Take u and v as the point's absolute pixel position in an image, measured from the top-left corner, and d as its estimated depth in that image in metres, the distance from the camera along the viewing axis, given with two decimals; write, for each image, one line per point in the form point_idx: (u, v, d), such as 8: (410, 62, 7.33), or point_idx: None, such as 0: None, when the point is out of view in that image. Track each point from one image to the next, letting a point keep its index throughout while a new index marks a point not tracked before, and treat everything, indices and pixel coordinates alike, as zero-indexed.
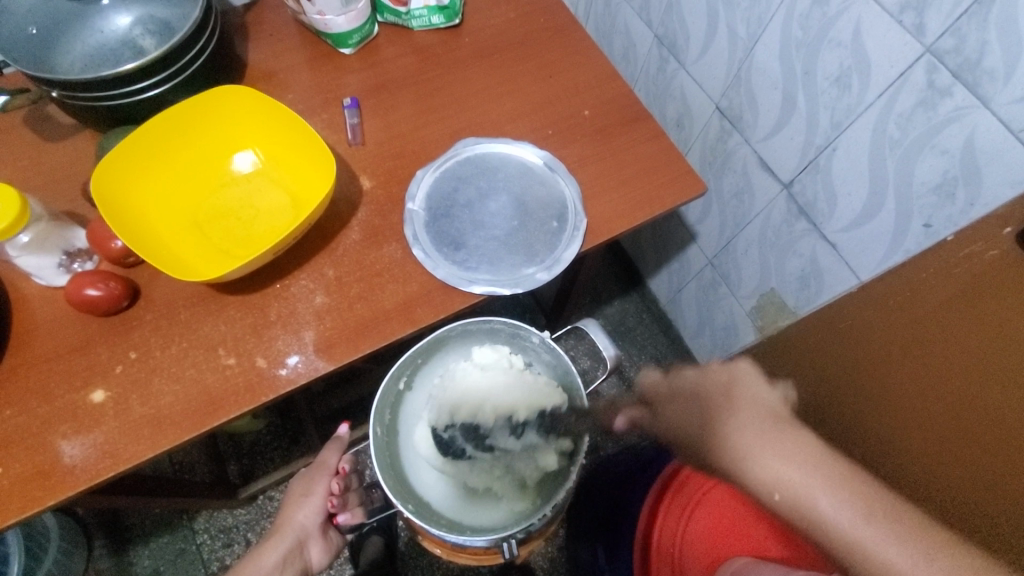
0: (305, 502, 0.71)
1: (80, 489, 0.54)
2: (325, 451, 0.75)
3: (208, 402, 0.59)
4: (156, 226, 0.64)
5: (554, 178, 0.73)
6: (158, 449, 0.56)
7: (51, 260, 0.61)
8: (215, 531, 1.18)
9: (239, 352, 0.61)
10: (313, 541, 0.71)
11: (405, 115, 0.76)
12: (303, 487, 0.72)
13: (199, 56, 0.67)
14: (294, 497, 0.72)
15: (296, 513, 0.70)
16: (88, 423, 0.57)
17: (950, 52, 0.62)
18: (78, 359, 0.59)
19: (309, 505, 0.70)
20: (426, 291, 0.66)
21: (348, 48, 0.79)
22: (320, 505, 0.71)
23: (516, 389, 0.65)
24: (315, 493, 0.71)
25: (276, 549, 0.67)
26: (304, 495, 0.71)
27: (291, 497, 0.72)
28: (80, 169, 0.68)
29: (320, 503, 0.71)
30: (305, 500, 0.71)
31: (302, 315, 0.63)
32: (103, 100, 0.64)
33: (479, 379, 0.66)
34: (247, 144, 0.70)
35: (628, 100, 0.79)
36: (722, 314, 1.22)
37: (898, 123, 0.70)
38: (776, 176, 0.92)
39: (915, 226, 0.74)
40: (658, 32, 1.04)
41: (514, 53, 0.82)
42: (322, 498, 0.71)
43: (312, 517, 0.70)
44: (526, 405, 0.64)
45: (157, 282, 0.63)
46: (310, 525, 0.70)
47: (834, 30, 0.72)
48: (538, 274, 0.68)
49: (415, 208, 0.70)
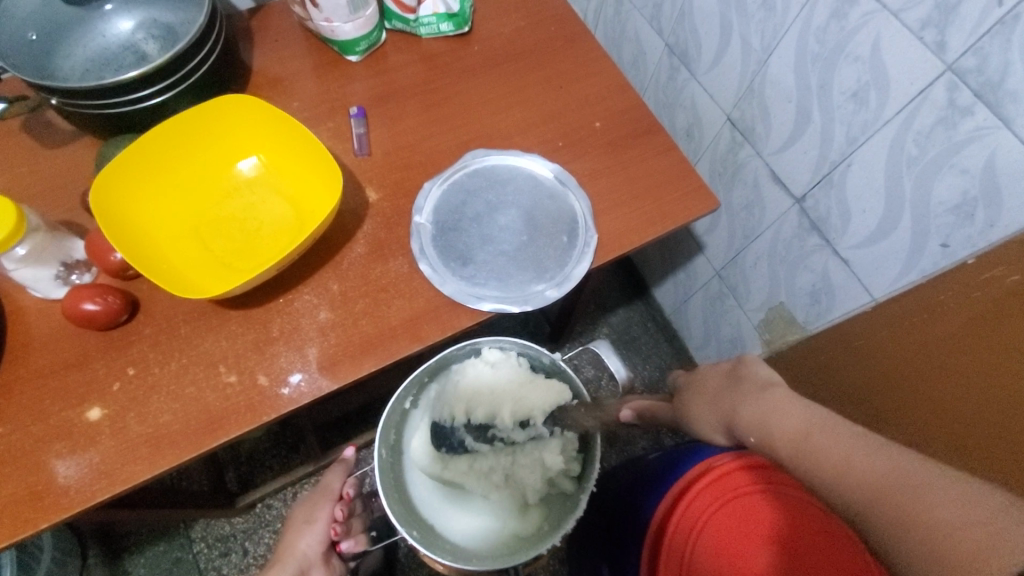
0: (308, 529, 0.68)
1: (75, 511, 0.53)
2: (327, 477, 0.73)
3: (208, 421, 0.57)
4: (157, 238, 0.62)
5: (565, 192, 0.71)
6: (156, 470, 0.55)
7: (48, 272, 0.59)
8: (212, 540, 1.16)
9: (240, 369, 0.59)
10: (316, 572, 0.67)
11: (412, 125, 0.75)
12: (305, 514, 0.70)
13: (203, 63, 0.66)
14: (296, 526, 0.70)
15: (298, 542, 0.67)
16: (84, 442, 0.55)
17: (972, 71, 0.60)
18: (74, 375, 0.58)
19: (312, 532, 0.68)
20: (433, 307, 0.64)
21: (355, 56, 0.77)
22: (322, 533, 0.68)
23: (526, 386, 0.61)
24: (318, 519, 0.69)
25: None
26: (306, 522, 0.69)
27: (294, 526, 0.70)
28: (79, 178, 0.67)
29: (323, 529, 0.68)
30: (307, 527, 0.69)
31: (306, 331, 0.62)
32: (103, 108, 0.62)
33: (488, 375, 0.62)
34: (251, 154, 0.68)
35: (640, 112, 0.77)
36: (729, 325, 1.20)
37: (917, 141, 0.69)
38: (788, 190, 0.90)
39: (932, 245, 0.72)
40: (669, 41, 1.02)
41: (524, 63, 0.80)
42: (325, 524, 0.69)
43: (315, 545, 0.68)
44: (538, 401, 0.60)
45: (157, 296, 0.62)
46: (312, 554, 0.67)
47: (852, 44, 0.71)
48: (547, 291, 0.66)
49: (422, 221, 0.68)
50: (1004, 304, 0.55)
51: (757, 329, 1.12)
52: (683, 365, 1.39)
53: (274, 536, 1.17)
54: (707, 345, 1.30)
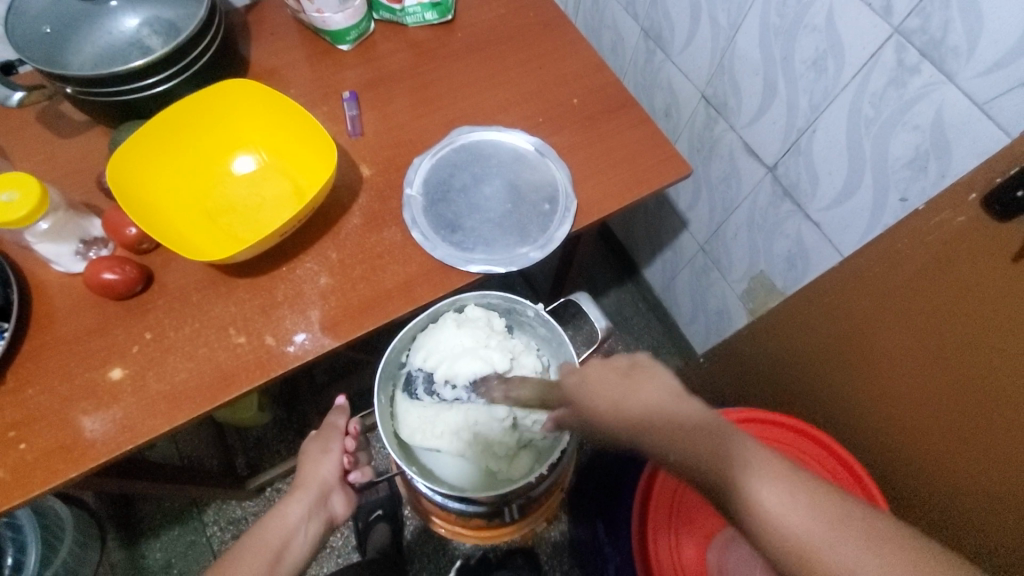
0: (325, 458, 0.74)
1: (102, 460, 0.57)
2: (331, 415, 0.78)
3: (221, 377, 0.62)
4: (168, 214, 0.67)
5: (545, 163, 0.76)
6: (175, 423, 0.59)
7: (68, 247, 0.64)
8: (225, 523, 1.20)
9: (249, 331, 0.64)
10: (335, 493, 0.74)
11: (402, 107, 0.80)
12: (320, 445, 0.75)
13: (205, 52, 0.71)
14: (309, 456, 0.74)
15: (317, 469, 0.73)
16: (108, 399, 0.60)
17: (916, 31, 0.65)
18: (96, 340, 0.62)
19: (329, 460, 0.74)
20: (425, 270, 0.69)
21: (346, 45, 0.82)
22: (337, 461, 0.75)
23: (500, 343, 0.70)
24: (333, 450, 0.75)
25: (302, 502, 0.70)
26: (322, 451, 0.74)
27: (306, 457, 0.75)
28: (93, 163, 0.72)
29: (338, 459, 0.75)
30: (323, 457, 0.74)
31: (308, 296, 0.66)
32: (113, 95, 0.67)
33: (464, 333, 0.69)
34: (252, 135, 0.73)
35: (615, 88, 0.82)
36: (714, 299, 1.25)
37: (872, 103, 0.74)
38: (761, 160, 0.95)
39: (892, 200, 0.77)
40: (644, 25, 1.08)
41: (505, 47, 0.85)
42: (339, 454, 0.75)
43: (333, 471, 0.74)
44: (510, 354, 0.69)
45: (168, 267, 0.67)
46: (330, 478, 0.73)
47: (808, 16, 0.76)
48: (531, 253, 0.71)
49: (413, 193, 0.73)
50: (957, 243, 0.62)
51: (741, 299, 1.16)
52: (673, 342, 1.44)
53: None
54: (695, 320, 1.35)
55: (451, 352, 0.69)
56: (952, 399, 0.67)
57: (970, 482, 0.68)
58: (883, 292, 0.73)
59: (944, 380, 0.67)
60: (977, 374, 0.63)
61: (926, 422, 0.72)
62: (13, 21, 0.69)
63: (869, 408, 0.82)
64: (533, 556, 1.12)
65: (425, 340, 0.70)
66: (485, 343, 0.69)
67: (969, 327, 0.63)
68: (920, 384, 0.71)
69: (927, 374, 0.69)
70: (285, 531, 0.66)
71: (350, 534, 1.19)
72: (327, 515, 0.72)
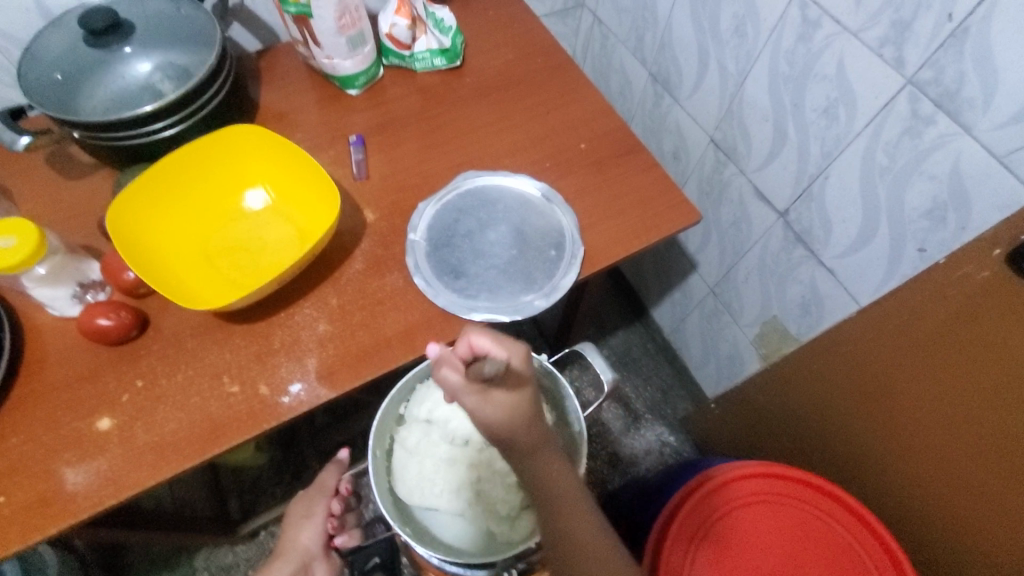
0: (307, 523, 0.74)
1: (82, 516, 0.55)
2: (321, 475, 0.78)
3: (211, 429, 0.59)
4: (167, 257, 0.66)
5: (552, 208, 0.75)
6: (160, 477, 0.57)
7: (65, 291, 0.63)
8: (215, 569, 1.16)
9: (243, 380, 0.62)
10: (318, 564, 0.73)
11: (408, 151, 0.79)
12: (303, 508, 0.75)
13: (214, 97, 0.71)
14: (293, 521, 0.74)
15: (299, 536, 0.73)
16: (93, 450, 0.58)
17: (930, 83, 0.64)
18: (86, 387, 0.61)
19: (312, 525, 0.74)
20: (427, 318, 0.67)
21: (355, 89, 0.83)
22: (321, 526, 0.74)
23: None
24: (317, 513, 0.75)
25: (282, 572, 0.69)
26: (306, 516, 0.74)
27: (290, 521, 0.75)
28: (97, 205, 0.71)
29: (321, 524, 0.75)
30: (306, 521, 0.74)
31: (306, 343, 0.64)
32: (120, 140, 0.67)
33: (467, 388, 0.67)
34: (257, 179, 0.73)
35: (623, 133, 0.82)
36: (725, 343, 1.21)
37: (886, 151, 0.72)
38: (771, 205, 0.94)
39: (910, 250, 0.75)
40: (652, 69, 1.08)
41: (513, 92, 0.85)
42: (323, 518, 0.75)
43: (315, 538, 0.73)
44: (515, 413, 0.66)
45: (165, 312, 0.65)
46: (313, 546, 0.73)
47: (819, 64, 0.75)
48: (536, 301, 0.69)
49: (417, 238, 0.72)
50: (980, 300, 0.59)
51: (753, 344, 1.13)
52: (684, 386, 1.40)
53: None
54: (706, 364, 1.31)
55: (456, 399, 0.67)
56: (963, 460, 0.65)
57: (979, 542, 0.66)
58: (898, 342, 0.70)
59: (957, 441, 0.66)
60: (992, 439, 0.61)
61: (942, 478, 0.69)
62: (26, 64, 0.70)
63: (880, 461, 0.79)
64: None
65: (427, 391, 0.68)
66: None
67: (984, 388, 0.61)
68: (939, 439, 0.68)
69: (942, 434, 0.67)
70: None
71: None
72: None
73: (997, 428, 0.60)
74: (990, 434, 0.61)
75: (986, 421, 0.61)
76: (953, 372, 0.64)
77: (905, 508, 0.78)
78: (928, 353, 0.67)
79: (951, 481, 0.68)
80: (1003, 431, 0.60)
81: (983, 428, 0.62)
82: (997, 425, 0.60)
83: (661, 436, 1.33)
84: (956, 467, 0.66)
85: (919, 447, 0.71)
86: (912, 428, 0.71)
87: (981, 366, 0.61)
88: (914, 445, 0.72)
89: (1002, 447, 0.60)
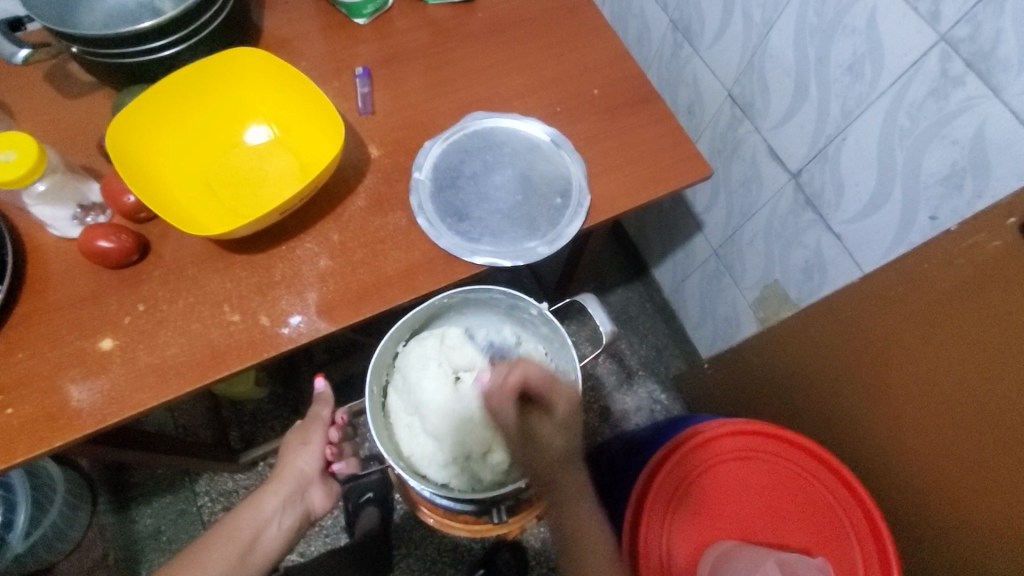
0: (304, 450, 0.75)
1: (87, 431, 0.56)
2: (313, 406, 0.77)
3: (212, 355, 0.60)
4: (169, 184, 0.65)
5: (560, 155, 0.73)
6: (162, 398, 0.58)
7: (65, 212, 0.62)
8: (216, 494, 1.20)
9: (243, 310, 0.62)
10: (314, 487, 0.74)
11: (415, 87, 0.77)
12: (299, 437, 0.76)
13: (216, 17, 0.68)
14: (290, 447, 0.75)
15: (295, 460, 0.74)
16: (96, 369, 0.59)
17: (964, 41, 0.62)
18: (89, 308, 0.61)
19: (309, 452, 0.75)
20: (428, 259, 0.67)
21: (362, 18, 0.80)
22: (319, 451, 0.75)
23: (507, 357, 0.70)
24: (313, 441, 0.75)
25: (278, 493, 0.71)
26: (302, 443, 0.75)
27: (287, 449, 0.75)
28: (97, 125, 0.70)
29: (319, 450, 0.75)
30: (303, 448, 0.75)
31: (307, 277, 0.64)
32: (119, 57, 0.64)
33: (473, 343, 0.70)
34: (259, 108, 0.71)
35: (638, 80, 0.79)
36: (724, 305, 1.22)
37: (909, 113, 0.70)
38: (784, 166, 0.92)
39: (921, 218, 0.74)
40: (673, 17, 1.03)
41: (526, 30, 0.82)
42: (321, 445, 0.76)
43: (312, 463, 0.74)
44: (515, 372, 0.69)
45: (166, 239, 0.65)
46: (309, 470, 0.74)
47: (849, 16, 0.72)
48: (539, 248, 0.69)
49: (421, 178, 0.71)
50: (990, 273, 0.59)
51: (752, 307, 1.13)
52: (678, 345, 1.41)
53: None
54: (703, 325, 1.32)
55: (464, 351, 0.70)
56: (949, 427, 0.66)
57: (955, 510, 0.67)
58: (903, 316, 0.70)
59: (945, 411, 0.66)
60: (982, 409, 0.62)
61: (923, 446, 0.71)
62: None
63: (864, 425, 0.81)
64: (520, 549, 1.15)
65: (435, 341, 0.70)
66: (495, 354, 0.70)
67: (983, 360, 0.61)
68: (926, 406, 0.69)
69: (931, 401, 0.68)
70: (256, 522, 0.68)
71: (340, 514, 1.19)
72: (304, 508, 0.73)
73: (991, 397, 0.60)
74: (983, 405, 0.62)
75: (981, 395, 0.61)
76: (954, 347, 0.64)
77: (886, 472, 0.79)
78: (929, 324, 0.67)
79: (933, 448, 0.69)
80: (997, 406, 0.60)
81: (976, 401, 0.62)
82: (989, 394, 0.61)
83: (652, 393, 1.36)
84: (939, 435, 0.68)
85: (905, 414, 0.73)
86: (902, 396, 0.72)
87: (986, 339, 0.60)
88: (899, 410, 0.74)
89: (991, 417, 0.61)
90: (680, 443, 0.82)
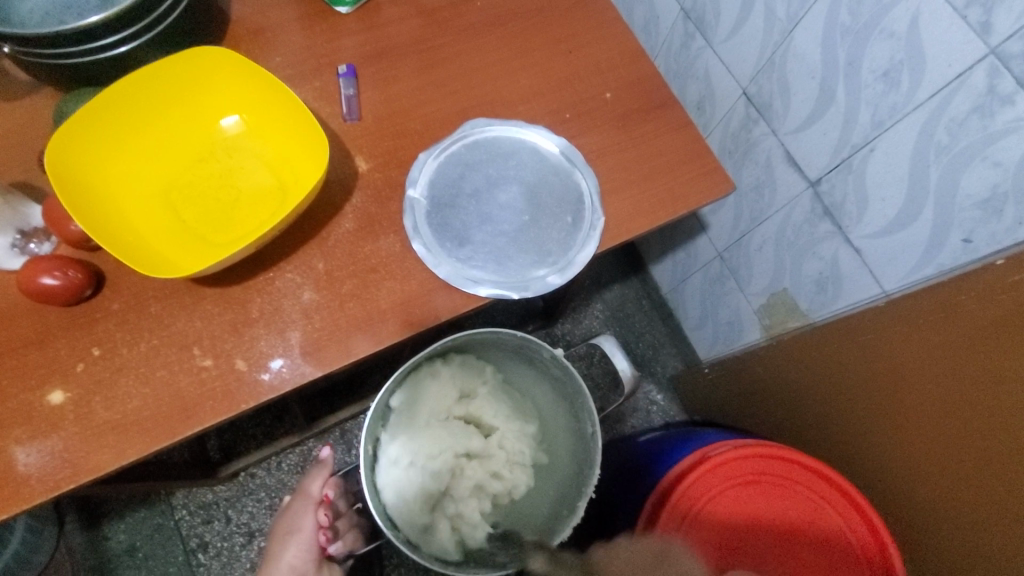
0: (292, 541, 0.70)
1: (37, 500, 0.49)
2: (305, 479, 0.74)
3: (182, 407, 0.53)
4: (126, 208, 0.57)
5: (572, 169, 0.66)
6: (124, 459, 0.51)
7: (2, 240, 0.54)
8: (195, 507, 1.14)
9: (216, 353, 0.55)
10: None
11: (407, 88, 0.68)
12: (287, 525, 0.71)
13: (177, 5, 0.58)
14: (277, 539, 0.71)
15: (282, 555, 0.69)
16: (46, 428, 0.51)
17: (1017, 57, 0.56)
18: (35, 355, 0.53)
19: (297, 543, 0.70)
20: (426, 290, 0.60)
21: (345, 7, 0.70)
22: (310, 541, 0.71)
23: (513, 420, 0.73)
24: (302, 529, 0.70)
25: None
26: (290, 533, 0.71)
27: (276, 537, 0.71)
28: (38, 133, 0.60)
29: (310, 537, 0.71)
30: (292, 538, 0.70)
31: (288, 313, 0.57)
32: (63, 57, 0.55)
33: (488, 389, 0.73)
34: (229, 114, 0.62)
35: (654, 82, 0.71)
36: (727, 309, 1.17)
37: (948, 128, 0.64)
38: (802, 173, 0.86)
39: (953, 240, 0.69)
40: (685, 5, 0.95)
41: (530, 22, 0.73)
42: (313, 531, 0.71)
43: (302, 554, 0.70)
44: (509, 438, 0.72)
45: (124, 270, 0.57)
46: (301, 563, 0.70)
47: (888, 19, 0.65)
48: (549, 277, 0.62)
49: (416, 195, 0.63)
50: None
51: (757, 314, 1.08)
52: (676, 345, 1.36)
53: (259, 505, 1.14)
54: (702, 327, 1.27)
55: (478, 389, 0.73)
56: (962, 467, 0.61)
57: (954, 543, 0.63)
58: None
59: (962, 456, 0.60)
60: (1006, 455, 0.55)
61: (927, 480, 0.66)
62: None
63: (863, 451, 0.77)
64: None
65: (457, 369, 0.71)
66: (504, 413, 0.73)
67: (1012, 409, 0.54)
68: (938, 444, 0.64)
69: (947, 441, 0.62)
70: None
71: None
72: None
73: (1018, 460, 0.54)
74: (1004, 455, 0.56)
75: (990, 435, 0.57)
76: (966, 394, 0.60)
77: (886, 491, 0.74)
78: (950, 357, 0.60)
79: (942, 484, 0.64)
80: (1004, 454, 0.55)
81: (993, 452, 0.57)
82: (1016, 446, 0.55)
83: (648, 394, 1.32)
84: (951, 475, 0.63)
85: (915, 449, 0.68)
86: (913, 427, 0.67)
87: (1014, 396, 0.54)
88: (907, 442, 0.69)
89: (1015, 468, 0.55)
90: (686, 467, 0.69)
